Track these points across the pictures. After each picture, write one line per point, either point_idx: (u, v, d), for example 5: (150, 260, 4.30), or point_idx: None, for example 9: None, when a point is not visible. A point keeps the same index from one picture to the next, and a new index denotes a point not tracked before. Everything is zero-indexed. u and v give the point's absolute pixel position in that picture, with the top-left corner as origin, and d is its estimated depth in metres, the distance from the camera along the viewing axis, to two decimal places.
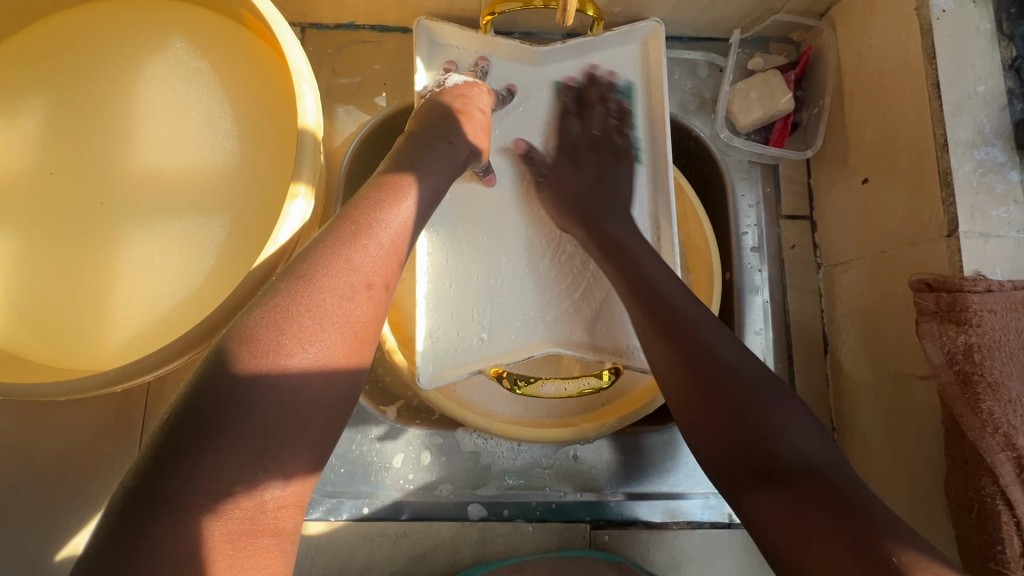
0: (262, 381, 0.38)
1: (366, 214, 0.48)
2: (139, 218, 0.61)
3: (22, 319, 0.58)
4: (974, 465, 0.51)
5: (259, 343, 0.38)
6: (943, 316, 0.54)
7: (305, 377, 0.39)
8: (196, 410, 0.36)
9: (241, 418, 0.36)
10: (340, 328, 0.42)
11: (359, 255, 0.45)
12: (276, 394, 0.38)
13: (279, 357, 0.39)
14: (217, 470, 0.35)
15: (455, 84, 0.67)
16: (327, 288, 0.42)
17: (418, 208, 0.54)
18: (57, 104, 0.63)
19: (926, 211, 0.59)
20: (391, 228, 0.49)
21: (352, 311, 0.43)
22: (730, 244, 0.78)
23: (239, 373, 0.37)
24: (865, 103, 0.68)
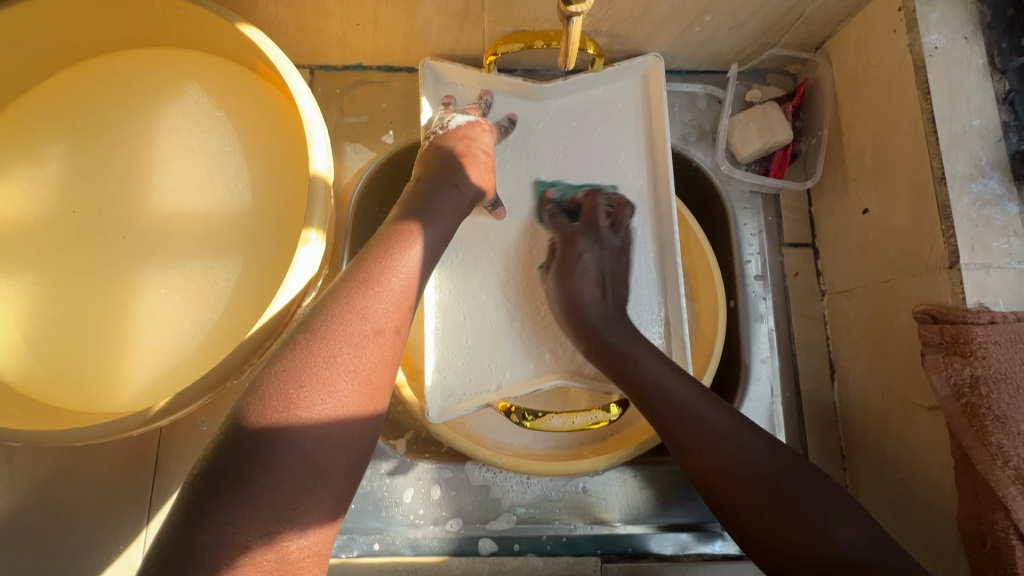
0: (281, 434, 0.39)
1: (377, 262, 0.50)
2: (155, 262, 0.63)
3: (42, 364, 0.60)
4: (985, 498, 0.51)
5: (279, 399, 0.40)
6: (948, 347, 0.54)
7: (326, 424, 0.40)
8: (220, 468, 0.37)
9: (261, 472, 0.37)
10: (355, 376, 0.43)
11: (372, 302, 0.46)
12: (294, 447, 0.39)
13: (295, 410, 0.40)
14: (241, 526, 0.36)
15: (457, 126, 0.68)
16: (340, 338, 0.43)
17: (427, 251, 0.55)
18: (77, 153, 0.65)
19: (927, 242, 0.59)
20: (400, 274, 0.50)
21: (365, 360, 0.44)
22: (734, 273, 0.79)
23: (258, 428, 0.39)
24: (862, 135, 0.69)
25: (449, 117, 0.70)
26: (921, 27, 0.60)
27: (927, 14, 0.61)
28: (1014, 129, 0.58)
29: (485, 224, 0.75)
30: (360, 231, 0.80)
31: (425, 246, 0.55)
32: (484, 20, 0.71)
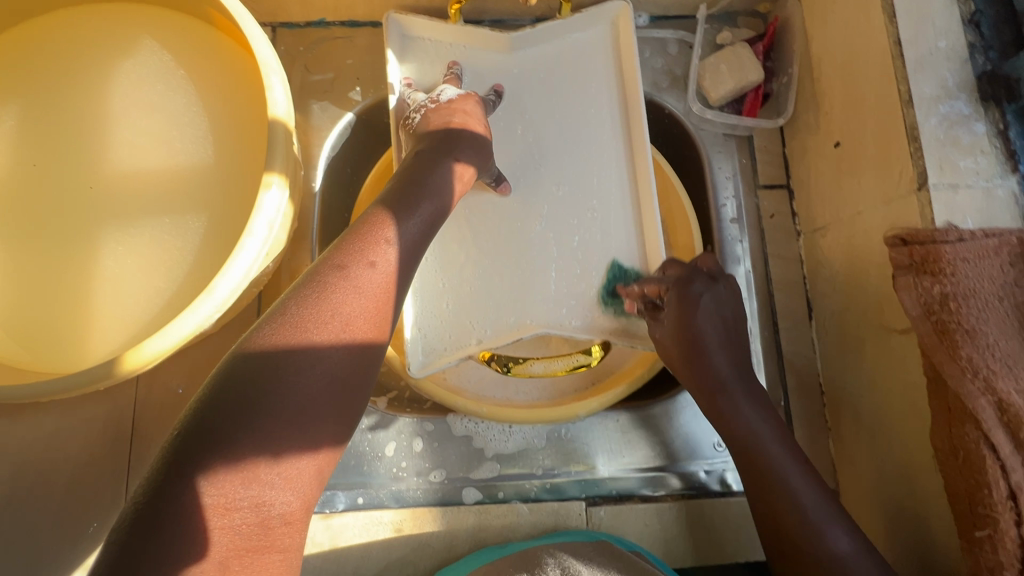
0: (264, 400, 0.39)
1: (364, 240, 0.50)
2: (118, 220, 0.61)
3: (5, 329, 0.58)
4: (957, 412, 0.52)
5: (266, 363, 0.40)
6: (918, 268, 0.54)
7: (311, 391, 0.41)
8: (202, 428, 0.38)
9: (242, 436, 0.38)
10: (339, 353, 0.43)
11: (363, 275, 0.47)
12: (278, 411, 0.39)
13: (282, 376, 0.40)
14: (222, 486, 0.36)
15: (451, 100, 0.68)
16: (326, 312, 0.43)
17: (418, 228, 0.55)
18: (30, 116, 0.63)
19: (897, 166, 0.59)
20: (387, 257, 0.50)
21: (352, 331, 0.44)
22: (710, 217, 0.78)
23: (242, 393, 0.39)
24: (831, 68, 0.68)
25: (438, 91, 0.70)
26: None
27: None
28: (980, 49, 0.58)
29: (469, 203, 0.74)
30: (332, 190, 0.78)
31: (414, 220, 0.54)
32: None
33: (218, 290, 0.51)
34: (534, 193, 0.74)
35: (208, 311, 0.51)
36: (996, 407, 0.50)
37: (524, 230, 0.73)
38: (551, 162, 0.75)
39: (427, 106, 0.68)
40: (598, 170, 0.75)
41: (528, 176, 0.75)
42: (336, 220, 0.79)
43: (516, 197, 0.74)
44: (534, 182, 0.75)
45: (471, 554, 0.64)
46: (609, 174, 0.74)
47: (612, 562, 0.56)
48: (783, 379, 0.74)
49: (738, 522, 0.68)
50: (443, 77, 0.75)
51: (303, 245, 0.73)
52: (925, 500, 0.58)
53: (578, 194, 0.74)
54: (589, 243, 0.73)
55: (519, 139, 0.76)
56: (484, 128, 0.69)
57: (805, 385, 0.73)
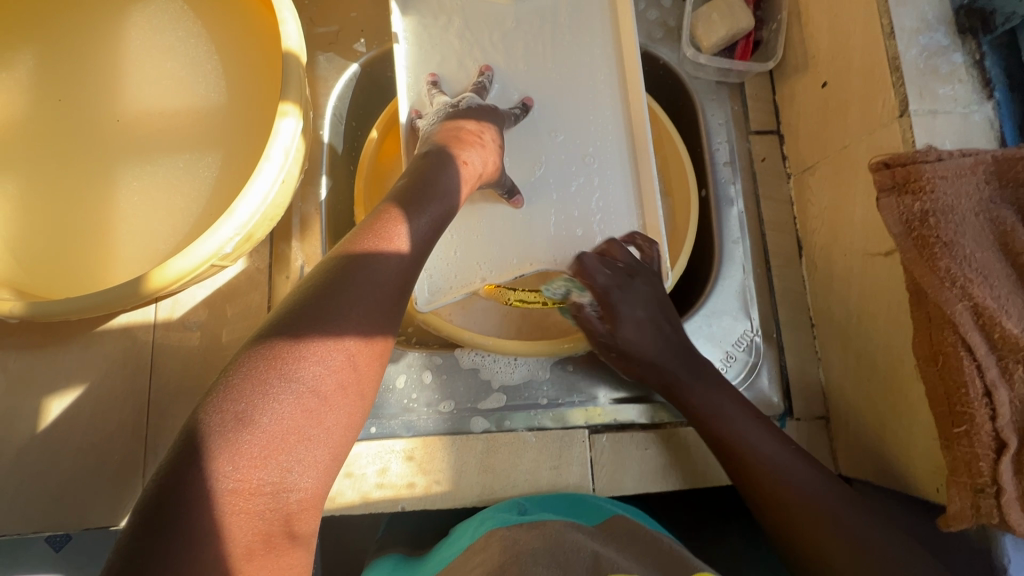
0: (284, 393, 0.41)
1: (369, 242, 0.50)
2: (137, 158, 0.63)
3: (30, 262, 0.60)
4: (937, 320, 0.55)
5: (286, 354, 0.42)
6: (900, 188, 0.58)
7: (328, 384, 0.43)
8: (223, 418, 0.39)
9: (265, 426, 0.39)
10: (353, 350, 0.45)
11: (377, 270, 0.48)
12: (298, 402, 0.41)
13: (300, 368, 0.42)
14: (244, 472, 0.38)
15: (470, 109, 0.69)
16: (340, 311, 0.45)
17: (427, 224, 0.54)
18: (47, 60, 0.65)
19: (879, 98, 0.62)
20: (392, 263, 0.50)
21: (366, 324, 0.46)
22: (705, 162, 0.81)
23: (262, 385, 0.40)
24: (818, 12, 0.72)
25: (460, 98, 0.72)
26: None
27: None
28: None
29: (482, 209, 0.74)
30: (339, 140, 0.81)
31: (424, 218, 0.54)
32: None
33: (239, 212, 0.54)
34: (535, 139, 0.77)
35: (229, 232, 0.54)
36: (972, 311, 0.53)
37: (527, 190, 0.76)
38: (549, 109, 0.78)
39: (448, 112, 0.69)
40: (595, 117, 0.77)
41: (530, 123, 0.77)
42: (342, 170, 0.81)
43: (514, 147, 0.77)
44: (534, 128, 0.77)
45: (496, 505, 0.65)
46: (605, 120, 0.77)
47: (626, 545, 0.56)
48: (776, 313, 0.77)
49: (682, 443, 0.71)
50: (471, 82, 0.76)
51: (311, 191, 0.76)
52: (907, 412, 0.61)
53: (576, 138, 0.77)
54: (588, 186, 0.76)
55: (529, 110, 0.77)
56: (498, 145, 0.69)
57: (796, 318, 0.76)
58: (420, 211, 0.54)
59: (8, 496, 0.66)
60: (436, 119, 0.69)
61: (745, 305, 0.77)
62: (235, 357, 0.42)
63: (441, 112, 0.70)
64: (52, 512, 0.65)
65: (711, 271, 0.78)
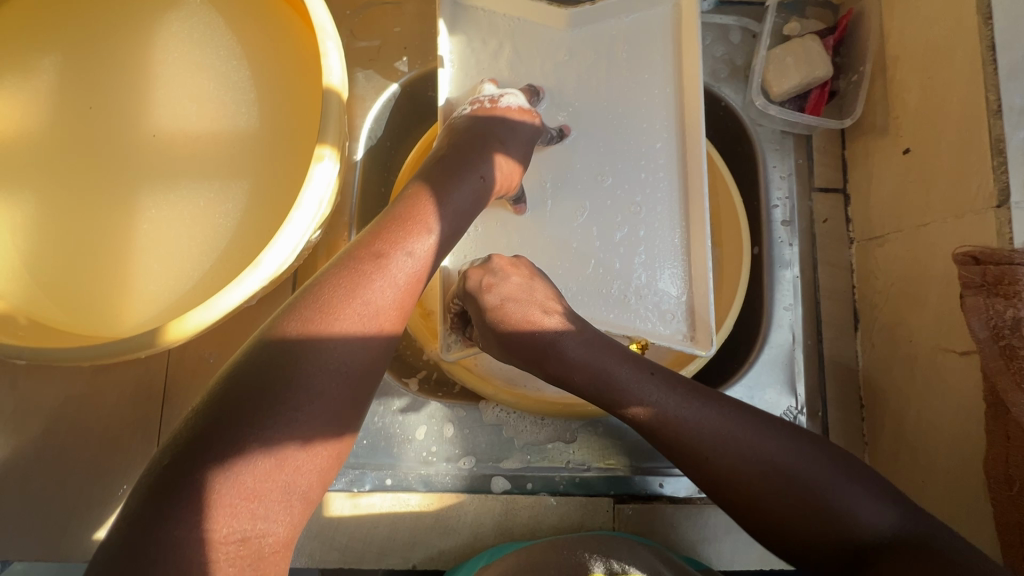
0: (258, 434, 0.38)
1: (363, 264, 0.47)
2: (159, 182, 0.59)
3: (39, 287, 0.57)
4: (1017, 441, 0.50)
5: (261, 392, 0.40)
6: (990, 288, 0.52)
7: (306, 424, 0.40)
8: (192, 464, 0.37)
9: (236, 469, 0.38)
10: (333, 390, 0.42)
11: (369, 295, 0.46)
12: (273, 443, 0.39)
13: (275, 408, 0.39)
14: (212, 522, 0.36)
15: (509, 110, 0.64)
16: (319, 351, 0.42)
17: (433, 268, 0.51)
18: (72, 68, 0.61)
19: (974, 180, 0.56)
20: (384, 290, 0.47)
21: (351, 358, 0.43)
22: (760, 217, 0.75)
23: (234, 426, 0.38)
24: (908, 70, 0.65)
25: (502, 92, 0.65)
26: None
27: None
28: None
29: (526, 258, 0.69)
30: (372, 163, 0.76)
31: (429, 242, 0.51)
32: None
33: (266, 264, 0.50)
34: (579, 182, 0.71)
35: (253, 285, 0.50)
36: None
37: (549, 227, 0.69)
38: (597, 149, 0.71)
39: (482, 106, 0.64)
40: (648, 161, 0.71)
41: (579, 164, 0.71)
42: (372, 195, 0.76)
43: (556, 189, 0.70)
44: (582, 169, 0.71)
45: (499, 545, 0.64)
46: (659, 165, 0.70)
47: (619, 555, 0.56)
48: (823, 390, 0.71)
49: (713, 522, 0.66)
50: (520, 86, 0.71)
51: (341, 220, 0.71)
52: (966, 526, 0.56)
53: (626, 183, 0.70)
54: (633, 238, 0.69)
55: (577, 151, 0.71)
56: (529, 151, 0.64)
57: (844, 397, 0.71)
58: (417, 232, 0.50)
59: (9, 521, 0.63)
60: (469, 113, 0.64)
61: (791, 379, 0.72)
62: (205, 397, 0.40)
63: (469, 107, 0.65)
64: (51, 543, 0.63)
65: (757, 337, 0.73)
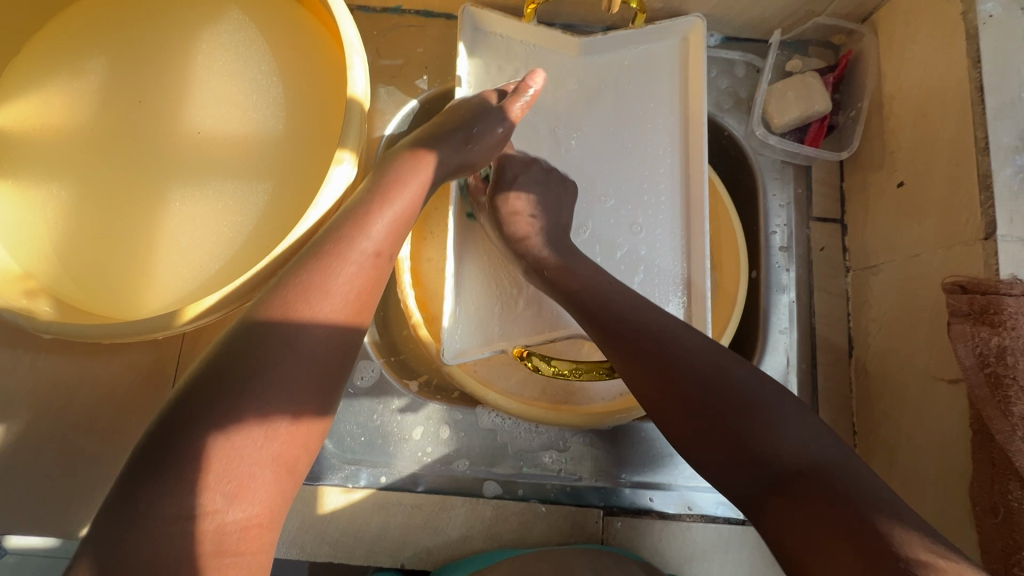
0: (232, 402, 0.40)
1: (330, 240, 0.49)
2: (189, 178, 0.63)
3: (69, 270, 0.60)
4: (1002, 468, 0.51)
5: (236, 365, 0.42)
6: (976, 318, 0.53)
7: (278, 390, 0.42)
8: (178, 433, 0.40)
9: (210, 434, 0.39)
10: (305, 357, 0.43)
11: (335, 268, 0.47)
12: (247, 413, 0.40)
13: (250, 377, 0.41)
14: (189, 487, 0.38)
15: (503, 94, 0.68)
16: (288, 323, 0.44)
17: (392, 237, 0.52)
18: (117, 69, 0.66)
19: (963, 213, 0.58)
20: (353, 258, 0.48)
21: (320, 328, 0.45)
22: (759, 243, 0.77)
23: (210, 397, 0.40)
24: (903, 108, 0.68)
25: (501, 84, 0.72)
26: None
27: None
28: None
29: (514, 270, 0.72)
30: None
31: (388, 213, 0.52)
32: None
33: (282, 257, 0.53)
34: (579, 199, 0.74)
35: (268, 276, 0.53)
36: None
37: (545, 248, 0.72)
38: (603, 170, 0.74)
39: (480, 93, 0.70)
40: (652, 183, 0.73)
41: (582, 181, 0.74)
42: None
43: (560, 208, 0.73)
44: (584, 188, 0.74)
45: (490, 550, 0.65)
46: (661, 187, 0.73)
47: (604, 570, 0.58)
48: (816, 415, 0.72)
49: (701, 539, 0.67)
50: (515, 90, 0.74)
51: None
52: None
53: (630, 204, 0.73)
54: (634, 256, 0.71)
55: (582, 173, 0.74)
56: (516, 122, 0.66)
57: (837, 423, 0.72)
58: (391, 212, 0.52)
59: (16, 494, 0.66)
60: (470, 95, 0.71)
61: None
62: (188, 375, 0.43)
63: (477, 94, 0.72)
64: (56, 518, 0.65)
65: (751, 359, 0.74)
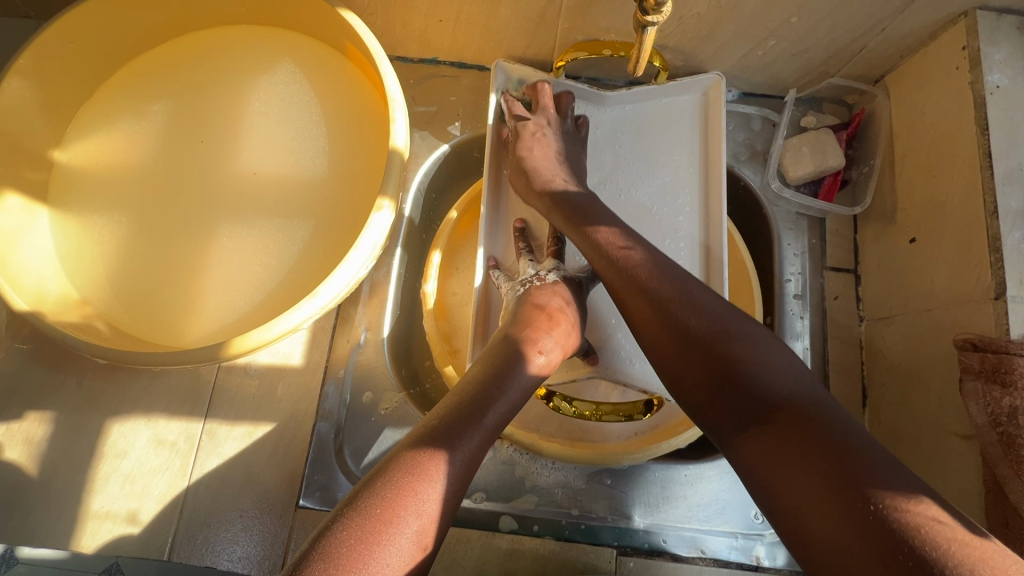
0: (482, 424, 0.50)
1: (525, 323, 0.61)
2: (236, 215, 0.68)
3: (122, 298, 0.65)
4: (1016, 526, 0.53)
5: (471, 393, 0.52)
6: (989, 376, 0.55)
7: (491, 419, 0.51)
8: (383, 473, 0.44)
9: (468, 441, 0.48)
10: (509, 401, 0.53)
11: (539, 335, 0.59)
12: (472, 432, 0.49)
13: (478, 403, 0.51)
14: (424, 472, 0.44)
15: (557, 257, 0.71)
16: (509, 373, 0.55)
17: (570, 329, 0.62)
18: (177, 113, 0.72)
19: (973, 273, 0.60)
20: (545, 340, 0.59)
21: (519, 380, 0.55)
22: (773, 290, 0.80)
23: (462, 412, 0.50)
24: (914, 167, 0.71)
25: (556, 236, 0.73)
26: (984, 66, 0.63)
27: (991, 55, 0.63)
28: None
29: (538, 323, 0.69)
30: (416, 210, 0.84)
31: (561, 331, 0.61)
32: (559, 26, 0.75)
33: (323, 294, 0.57)
34: None
35: (309, 312, 0.57)
36: None
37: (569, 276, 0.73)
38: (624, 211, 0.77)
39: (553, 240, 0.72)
40: (672, 230, 0.76)
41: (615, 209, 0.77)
42: (415, 239, 0.84)
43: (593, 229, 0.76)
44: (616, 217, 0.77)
45: None
46: (680, 234, 0.76)
47: None
48: None
49: None
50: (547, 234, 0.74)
51: (386, 260, 0.79)
52: None
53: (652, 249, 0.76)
54: None
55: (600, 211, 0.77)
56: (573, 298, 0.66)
57: None
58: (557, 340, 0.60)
59: (54, 508, 0.69)
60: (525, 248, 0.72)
61: None
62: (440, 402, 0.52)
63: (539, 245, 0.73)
64: (90, 533, 0.68)
65: None
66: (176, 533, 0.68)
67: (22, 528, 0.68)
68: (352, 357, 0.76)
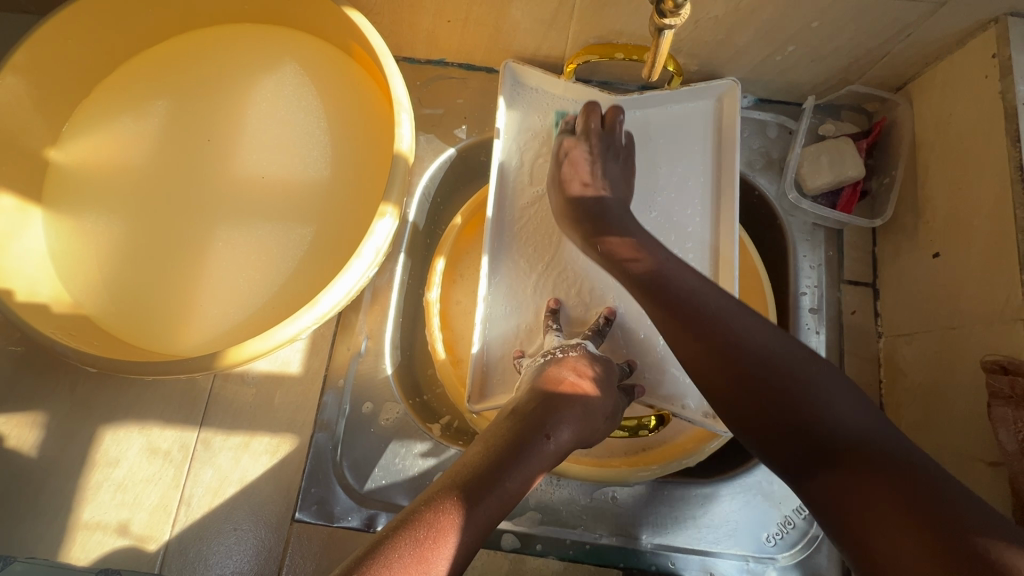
0: (501, 484, 0.47)
1: (550, 382, 0.57)
2: (235, 219, 0.66)
3: (116, 303, 0.63)
4: None
5: (492, 453, 0.49)
6: (1018, 401, 0.53)
7: (515, 482, 0.48)
8: (393, 532, 0.41)
9: (486, 502, 0.45)
10: (532, 465, 0.50)
11: (567, 395, 0.56)
12: (491, 496, 0.46)
13: (501, 464, 0.48)
14: (435, 525, 0.42)
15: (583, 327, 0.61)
16: (535, 434, 0.51)
17: (601, 392, 0.58)
18: (177, 111, 0.70)
19: (1002, 291, 0.58)
20: (573, 400, 0.55)
21: (546, 444, 0.51)
22: (788, 304, 0.77)
23: (482, 472, 0.47)
24: (939, 179, 0.68)
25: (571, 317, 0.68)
26: (1015, 74, 0.60)
27: None
28: None
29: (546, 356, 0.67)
30: (421, 215, 0.82)
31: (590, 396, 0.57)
32: (571, 28, 0.73)
33: (323, 303, 0.55)
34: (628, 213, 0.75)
35: (307, 321, 0.54)
36: None
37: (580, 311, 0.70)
38: (630, 212, 0.75)
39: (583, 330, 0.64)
40: (681, 241, 0.74)
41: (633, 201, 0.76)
42: (419, 245, 0.82)
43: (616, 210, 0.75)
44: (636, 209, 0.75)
45: None
46: (690, 246, 0.73)
47: None
48: None
49: None
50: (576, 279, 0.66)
51: (389, 266, 0.77)
52: None
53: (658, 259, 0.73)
54: None
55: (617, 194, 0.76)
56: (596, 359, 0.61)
57: None
58: (572, 418, 0.54)
59: (43, 517, 0.67)
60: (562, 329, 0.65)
61: None
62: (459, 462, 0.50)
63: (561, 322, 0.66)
64: (78, 543, 0.66)
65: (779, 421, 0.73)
66: (167, 545, 0.66)
67: (9, 537, 0.65)
68: (352, 365, 0.73)
